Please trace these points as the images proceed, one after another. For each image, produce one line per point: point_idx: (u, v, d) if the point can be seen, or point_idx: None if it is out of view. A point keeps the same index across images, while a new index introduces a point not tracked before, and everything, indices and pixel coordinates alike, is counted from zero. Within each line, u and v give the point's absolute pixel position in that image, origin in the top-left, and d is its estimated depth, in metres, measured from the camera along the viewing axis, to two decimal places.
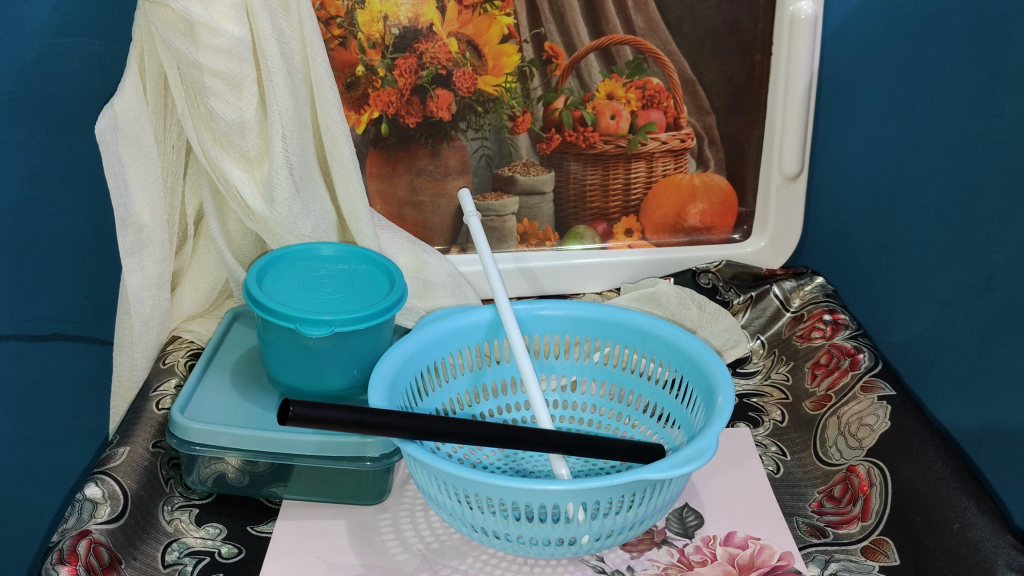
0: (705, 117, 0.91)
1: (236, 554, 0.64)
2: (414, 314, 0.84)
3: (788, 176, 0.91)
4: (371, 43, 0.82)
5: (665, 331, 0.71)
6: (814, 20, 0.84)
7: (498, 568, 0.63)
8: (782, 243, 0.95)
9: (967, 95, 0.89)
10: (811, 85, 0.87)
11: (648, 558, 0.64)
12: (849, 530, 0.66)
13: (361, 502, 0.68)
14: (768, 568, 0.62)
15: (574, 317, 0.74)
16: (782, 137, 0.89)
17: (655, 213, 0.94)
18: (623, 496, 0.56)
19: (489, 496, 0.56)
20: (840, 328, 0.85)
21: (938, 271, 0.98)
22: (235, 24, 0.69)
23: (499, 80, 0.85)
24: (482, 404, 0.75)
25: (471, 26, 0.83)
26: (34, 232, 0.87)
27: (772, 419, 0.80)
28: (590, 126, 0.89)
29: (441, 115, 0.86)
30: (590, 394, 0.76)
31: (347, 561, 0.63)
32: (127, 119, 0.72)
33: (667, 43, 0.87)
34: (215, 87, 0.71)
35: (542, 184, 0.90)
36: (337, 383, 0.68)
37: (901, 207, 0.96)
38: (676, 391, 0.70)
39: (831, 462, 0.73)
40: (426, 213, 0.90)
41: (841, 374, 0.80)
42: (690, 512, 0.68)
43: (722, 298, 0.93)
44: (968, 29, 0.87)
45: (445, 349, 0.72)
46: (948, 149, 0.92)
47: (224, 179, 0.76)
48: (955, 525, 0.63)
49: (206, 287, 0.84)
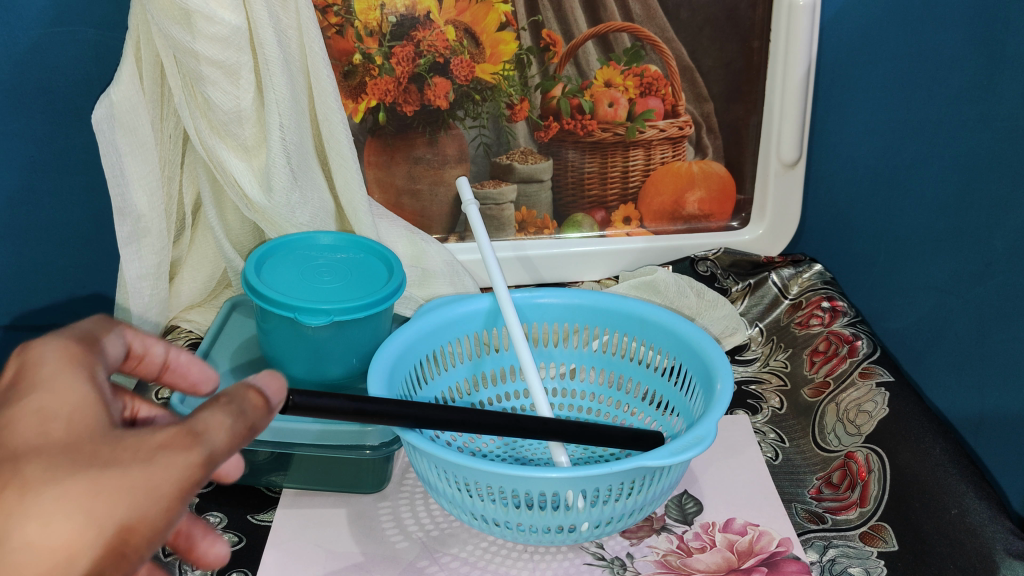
0: (704, 104, 0.90)
1: (236, 542, 0.65)
2: (412, 303, 0.84)
3: (786, 163, 0.90)
4: (368, 32, 0.82)
5: (665, 318, 0.71)
6: (812, 8, 0.83)
7: (497, 557, 0.63)
8: (781, 231, 0.95)
9: (965, 80, 0.86)
10: (809, 70, 0.86)
11: (648, 545, 0.64)
12: (847, 517, 0.66)
13: (360, 490, 0.69)
14: (767, 554, 0.62)
15: (574, 305, 0.74)
16: (781, 123, 0.88)
17: (654, 200, 0.94)
18: (623, 484, 0.56)
19: (489, 484, 0.56)
20: (837, 315, 0.85)
21: (937, 256, 0.94)
22: (232, 13, 0.68)
23: (497, 67, 0.85)
24: (482, 392, 0.75)
25: (470, 13, 0.83)
26: (33, 222, 0.86)
27: (771, 406, 0.80)
28: (588, 113, 0.89)
29: (439, 104, 0.85)
30: (590, 381, 0.77)
31: (347, 549, 0.63)
32: (124, 108, 0.72)
33: (665, 30, 0.86)
34: (212, 76, 0.71)
35: (541, 172, 0.90)
36: (337, 371, 0.69)
37: (900, 193, 0.95)
38: (676, 378, 0.70)
39: (830, 448, 0.73)
40: (424, 202, 0.90)
41: (839, 360, 0.80)
42: (689, 499, 0.68)
43: (721, 285, 0.93)
44: (968, 15, 0.84)
45: (444, 338, 0.72)
46: (949, 134, 0.89)
47: (221, 169, 0.76)
48: (954, 511, 0.64)
49: (205, 276, 0.84)
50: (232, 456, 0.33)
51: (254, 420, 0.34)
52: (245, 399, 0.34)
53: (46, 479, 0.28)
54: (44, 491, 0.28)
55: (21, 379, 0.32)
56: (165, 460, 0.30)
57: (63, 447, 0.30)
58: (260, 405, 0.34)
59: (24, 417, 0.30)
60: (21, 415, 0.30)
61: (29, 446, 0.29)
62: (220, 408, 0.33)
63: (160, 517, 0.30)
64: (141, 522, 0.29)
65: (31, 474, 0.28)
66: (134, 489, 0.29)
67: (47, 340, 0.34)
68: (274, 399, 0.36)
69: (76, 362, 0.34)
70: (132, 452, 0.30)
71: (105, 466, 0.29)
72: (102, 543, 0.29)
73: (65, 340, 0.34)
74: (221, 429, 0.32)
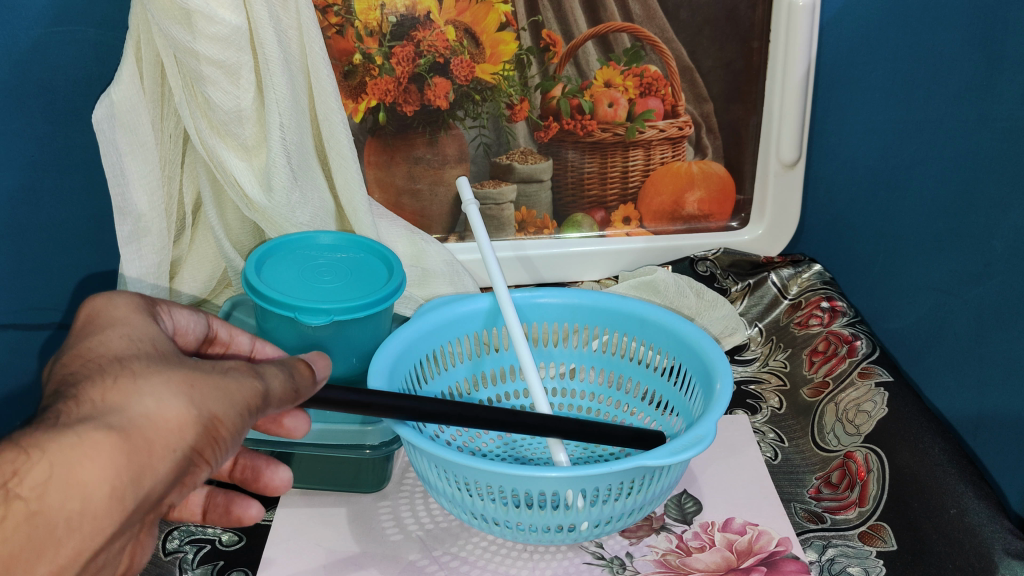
0: (703, 104, 0.90)
1: (236, 542, 0.65)
2: (412, 303, 0.85)
3: (786, 164, 0.90)
4: (368, 31, 0.82)
5: (664, 318, 0.71)
6: (812, 8, 0.83)
7: (497, 556, 0.63)
8: (780, 231, 0.95)
9: (966, 81, 0.87)
10: (809, 70, 0.86)
11: (647, 544, 0.64)
12: (846, 516, 0.66)
13: (360, 490, 0.69)
14: (767, 554, 0.62)
15: (573, 305, 0.74)
16: (780, 124, 0.89)
17: (653, 200, 0.94)
18: (622, 483, 0.56)
19: (488, 484, 0.56)
20: (837, 315, 0.85)
21: (936, 257, 0.94)
22: (232, 13, 0.68)
23: (497, 67, 0.85)
24: (482, 391, 0.75)
25: (470, 13, 0.83)
26: None
27: (770, 406, 0.80)
28: (588, 114, 0.89)
29: (439, 104, 0.86)
30: (590, 381, 0.77)
31: (347, 548, 0.63)
32: (125, 108, 0.72)
33: (665, 30, 0.86)
34: (212, 76, 0.71)
35: (541, 172, 0.90)
36: (337, 371, 0.69)
37: (901, 194, 0.95)
38: (676, 378, 0.70)
39: (829, 448, 0.73)
40: (424, 202, 0.90)
41: (838, 360, 0.80)
42: (689, 499, 0.68)
43: (720, 286, 0.94)
44: (967, 15, 0.84)
45: (444, 338, 0.72)
46: (947, 135, 0.89)
47: (221, 168, 0.76)
48: (953, 511, 0.64)
49: (206, 275, 0.85)
50: (280, 405, 0.43)
51: (301, 385, 0.45)
52: (296, 367, 0.45)
53: (152, 367, 0.39)
54: (151, 375, 0.38)
55: (101, 315, 0.43)
56: (237, 376, 0.41)
57: (157, 353, 0.40)
58: (305, 373, 0.46)
59: (114, 336, 0.41)
60: (111, 337, 0.41)
61: (125, 352, 0.40)
62: (276, 366, 0.44)
63: (237, 418, 0.40)
64: (224, 415, 0.39)
65: (137, 368, 0.38)
66: (222, 390, 0.40)
67: (118, 293, 0.45)
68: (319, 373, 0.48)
69: (141, 307, 0.45)
70: (211, 365, 0.41)
71: (192, 367, 0.40)
72: (202, 423, 0.38)
73: (132, 294, 0.46)
74: (276, 377, 0.43)
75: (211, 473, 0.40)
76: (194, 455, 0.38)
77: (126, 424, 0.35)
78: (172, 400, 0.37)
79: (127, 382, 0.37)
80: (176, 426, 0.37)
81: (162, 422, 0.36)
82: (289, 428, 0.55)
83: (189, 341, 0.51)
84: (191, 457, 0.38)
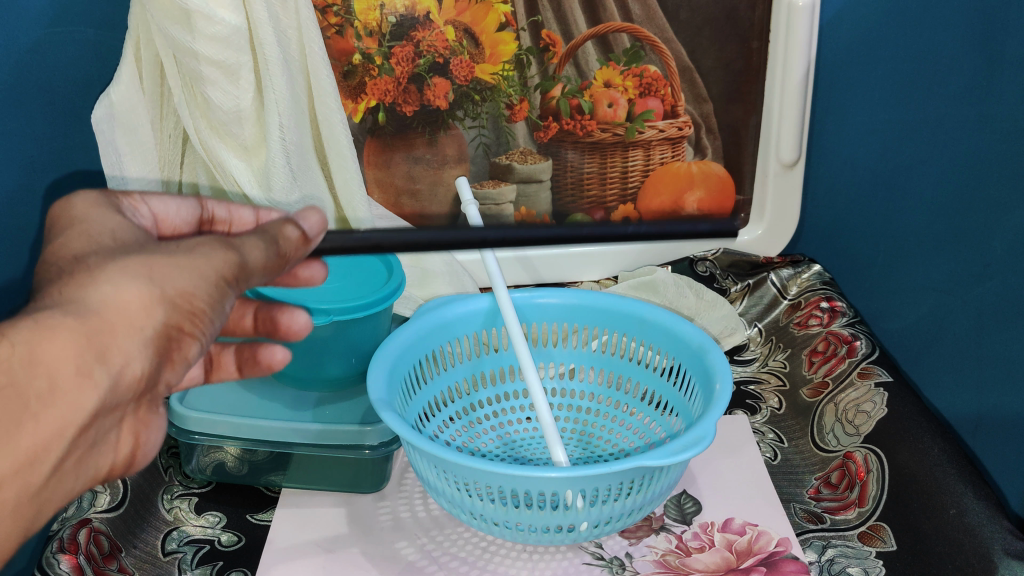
0: (703, 104, 0.90)
1: (236, 542, 0.65)
2: (410, 302, 0.85)
3: (785, 164, 0.92)
4: (368, 31, 0.82)
5: (662, 318, 0.71)
6: (811, 9, 0.84)
7: (496, 562, 0.63)
8: (777, 234, 0.97)
9: (965, 82, 0.85)
10: (808, 70, 0.87)
11: (647, 545, 0.64)
12: (846, 517, 0.66)
13: (360, 490, 0.69)
14: (766, 555, 0.62)
15: (573, 305, 0.75)
16: (780, 126, 0.90)
17: (652, 200, 0.92)
18: (622, 484, 0.56)
19: (487, 484, 0.56)
20: (837, 315, 0.85)
21: (937, 257, 0.93)
22: (232, 12, 0.70)
23: (496, 67, 0.85)
24: (482, 392, 0.75)
25: (470, 13, 0.83)
26: None
27: (769, 407, 0.80)
28: (587, 113, 0.89)
29: (439, 104, 0.86)
30: (590, 382, 0.77)
31: (346, 549, 0.63)
32: (125, 108, 0.72)
33: (664, 30, 0.87)
34: (212, 75, 0.71)
35: (540, 172, 0.90)
36: (336, 370, 0.70)
37: (899, 193, 0.95)
38: (676, 378, 0.70)
39: (829, 448, 0.73)
40: (423, 202, 0.90)
41: (838, 361, 0.80)
42: (688, 499, 0.68)
43: (720, 285, 0.94)
44: (966, 15, 0.83)
45: (444, 338, 0.72)
46: (948, 135, 0.88)
47: (222, 168, 0.76)
48: (952, 511, 0.63)
49: None
50: (260, 275, 0.43)
51: (288, 250, 0.46)
52: (280, 232, 0.45)
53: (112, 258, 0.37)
54: (110, 265, 0.37)
55: (64, 217, 0.41)
56: (206, 252, 0.40)
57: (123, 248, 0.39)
58: (298, 239, 0.46)
59: (75, 236, 0.40)
60: (71, 236, 0.40)
61: (86, 250, 0.38)
62: (258, 237, 0.44)
63: (212, 290, 0.39)
64: (195, 289, 0.38)
65: (94, 263, 0.37)
66: (188, 265, 0.38)
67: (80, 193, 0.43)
68: (313, 233, 0.47)
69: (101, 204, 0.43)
70: (176, 246, 0.39)
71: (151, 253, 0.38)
72: (168, 301, 0.37)
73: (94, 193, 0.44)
74: (256, 249, 0.43)
75: (201, 344, 0.40)
76: (171, 328, 0.37)
77: (83, 308, 0.34)
78: (132, 284, 0.36)
79: (85, 276, 0.36)
80: (141, 307, 0.36)
81: (122, 305, 0.35)
82: (308, 279, 0.54)
83: (179, 228, 0.50)
84: (168, 333, 0.37)
